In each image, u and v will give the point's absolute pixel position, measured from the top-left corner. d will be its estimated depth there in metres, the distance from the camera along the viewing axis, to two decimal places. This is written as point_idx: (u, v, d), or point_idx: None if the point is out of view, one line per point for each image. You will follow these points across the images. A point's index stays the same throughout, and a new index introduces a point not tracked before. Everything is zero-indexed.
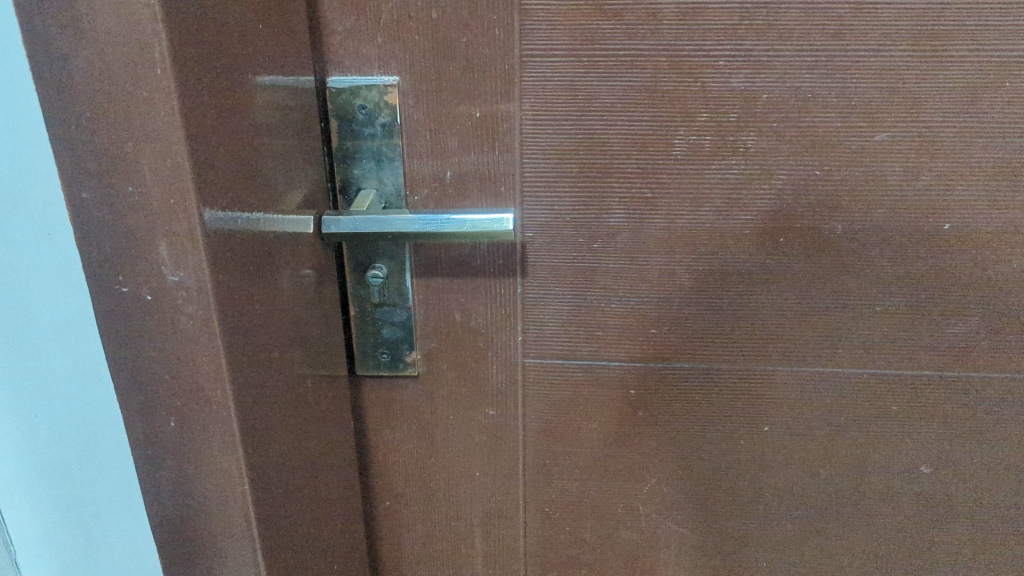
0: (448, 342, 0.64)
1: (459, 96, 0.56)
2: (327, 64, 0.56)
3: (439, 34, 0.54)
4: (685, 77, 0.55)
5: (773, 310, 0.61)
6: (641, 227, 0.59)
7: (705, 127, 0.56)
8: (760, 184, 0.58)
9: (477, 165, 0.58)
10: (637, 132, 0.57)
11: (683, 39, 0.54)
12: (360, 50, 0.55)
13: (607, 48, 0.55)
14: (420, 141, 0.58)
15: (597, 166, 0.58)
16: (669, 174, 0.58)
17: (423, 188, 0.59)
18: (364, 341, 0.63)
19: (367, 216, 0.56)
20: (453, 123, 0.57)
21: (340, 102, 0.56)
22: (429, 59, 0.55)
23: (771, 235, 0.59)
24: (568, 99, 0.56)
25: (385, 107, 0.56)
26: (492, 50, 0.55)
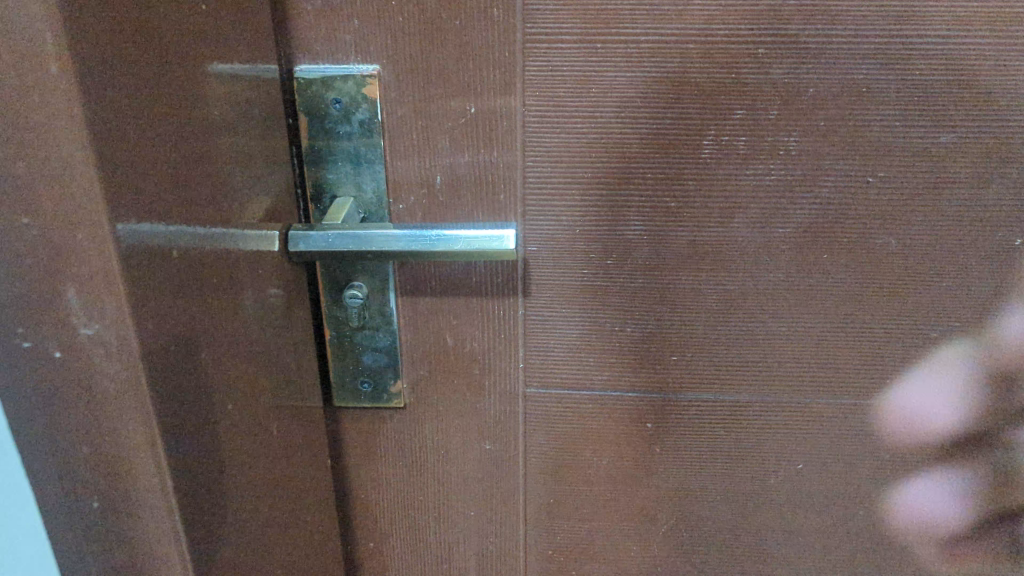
0: (438, 369, 0.55)
1: (450, 87, 0.48)
2: (295, 51, 0.47)
3: (426, 15, 0.46)
4: (718, 68, 0.47)
5: (812, 336, 0.53)
6: (662, 240, 0.51)
7: (739, 125, 0.48)
8: (802, 193, 0.49)
9: (473, 168, 0.50)
10: (659, 132, 0.48)
11: (716, 21, 0.45)
12: (334, 33, 0.47)
13: (626, 31, 0.46)
14: (406, 141, 0.49)
15: (612, 170, 0.49)
16: (695, 180, 0.49)
17: (410, 195, 0.51)
18: (342, 368, 0.55)
19: (343, 232, 0.47)
20: (443, 119, 0.48)
21: (311, 95, 0.48)
22: (414, 44, 0.47)
23: (812, 250, 0.51)
24: (580, 91, 0.48)
25: (364, 100, 0.48)
26: (490, 33, 0.46)
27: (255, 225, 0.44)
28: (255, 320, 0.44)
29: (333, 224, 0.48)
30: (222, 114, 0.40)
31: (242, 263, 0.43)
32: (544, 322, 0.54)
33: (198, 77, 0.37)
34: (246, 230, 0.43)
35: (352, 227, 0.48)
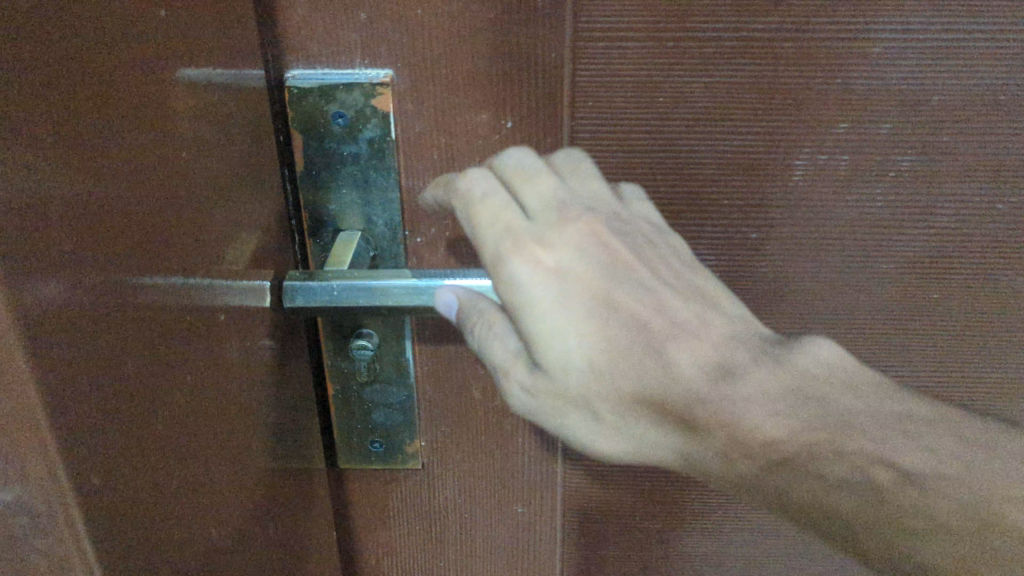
0: (464, 426, 0.47)
1: (482, 97, 0.38)
2: (286, 52, 0.37)
3: (455, 7, 0.36)
4: (818, 71, 0.38)
5: (904, 375, 0.47)
6: (736, 276, 0.43)
7: (840, 141, 0.39)
8: (909, 220, 0.41)
9: None
10: (739, 150, 0.40)
11: (821, 14, 0.36)
12: (335, 30, 0.37)
13: (706, 25, 0.37)
14: (426, 162, 0.40)
15: (680, 195, 0.41)
16: (781, 207, 0.41)
17: (431, 227, 0.41)
18: (349, 428, 0.46)
19: (350, 282, 0.38)
20: (474, 136, 0.39)
21: (306, 108, 0.38)
22: (440, 44, 0.37)
23: (913, 285, 0.43)
24: (644, 100, 0.39)
25: (372, 114, 0.38)
26: (534, 29, 0.36)
27: (243, 280, 0.35)
28: (247, 399, 0.35)
29: (337, 269, 0.38)
30: (195, 150, 0.30)
31: (225, 336, 0.33)
32: None
33: (160, 107, 0.27)
34: (230, 291, 0.34)
35: (360, 275, 0.38)
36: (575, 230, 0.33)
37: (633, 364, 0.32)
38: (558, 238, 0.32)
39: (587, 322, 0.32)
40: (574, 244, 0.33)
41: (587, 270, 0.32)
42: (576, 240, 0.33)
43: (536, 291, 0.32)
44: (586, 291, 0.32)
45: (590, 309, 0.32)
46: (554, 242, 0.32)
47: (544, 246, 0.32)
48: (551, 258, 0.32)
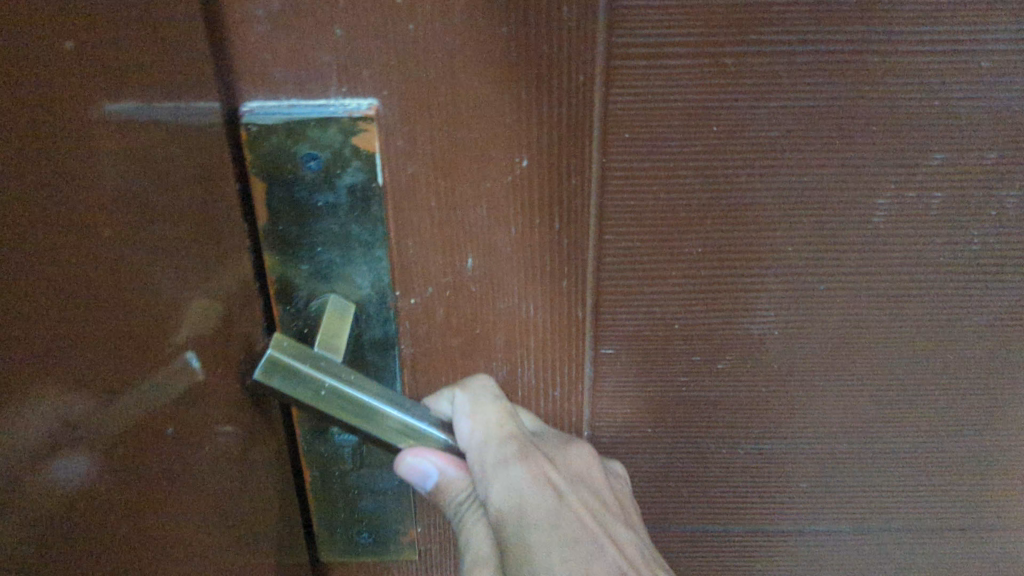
0: None
1: (491, 129, 0.30)
2: (241, 78, 0.29)
3: (458, 19, 0.28)
4: (911, 90, 0.30)
5: (993, 451, 0.39)
6: (796, 336, 0.36)
7: (934, 176, 0.32)
8: (1006, 266, 0.34)
9: (521, 244, 0.33)
10: (808, 187, 0.32)
11: (920, 20, 0.29)
12: (304, 50, 0.29)
13: (775, 36, 0.29)
14: (422, 210, 0.32)
15: (735, 244, 0.33)
16: (855, 254, 0.34)
17: (427, 285, 0.34)
18: (333, 517, 0.38)
19: (353, 401, 0.30)
20: (482, 177, 0.31)
21: (270, 150, 0.30)
22: (439, 65, 0.29)
23: (1010, 343, 0.36)
24: (692, 130, 0.31)
25: (354, 156, 0.30)
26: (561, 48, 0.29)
27: (198, 376, 0.27)
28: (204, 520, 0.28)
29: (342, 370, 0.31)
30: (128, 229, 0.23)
31: (177, 456, 0.26)
32: (619, 445, 0.38)
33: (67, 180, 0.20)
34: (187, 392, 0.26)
35: (368, 390, 0.31)
36: (581, 455, 0.34)
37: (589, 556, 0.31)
38: (569, 462, 0.34)
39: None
40: (580, 472, 0.34)
41: (589, 491, 0.33)
42: (580, 465, 0.34)
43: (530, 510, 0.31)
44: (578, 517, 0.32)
45: (584, 542, 0.31)
46: (564, 467, 0.33)
47: (556, 470, 0.33)
48: (558, 481, 0.32)
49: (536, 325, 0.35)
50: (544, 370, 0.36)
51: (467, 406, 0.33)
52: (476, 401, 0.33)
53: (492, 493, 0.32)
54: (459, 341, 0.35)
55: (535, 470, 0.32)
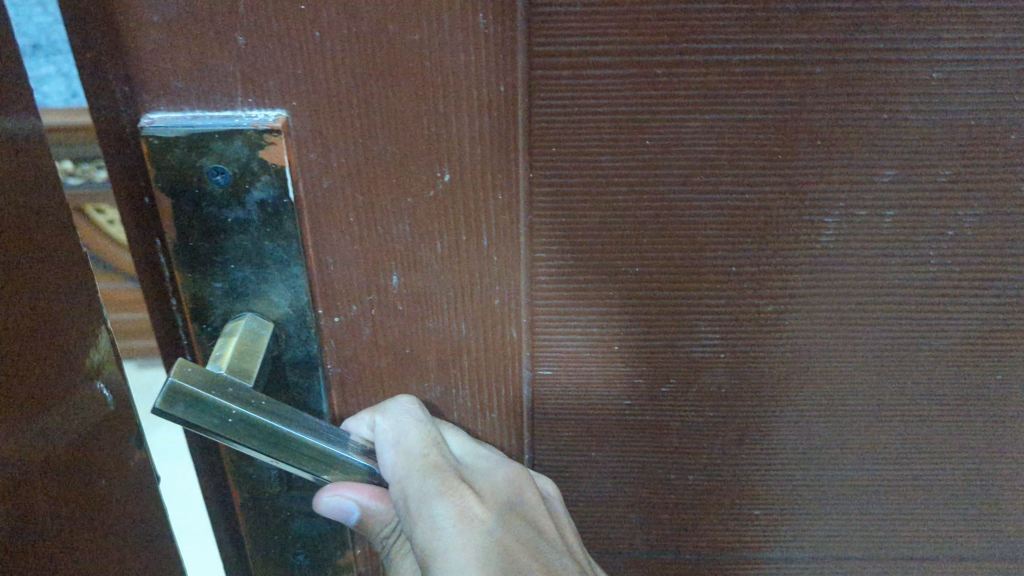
0: None
1: (410, 143, 0.29)
2: (140, 88, 0.27)
3: (369, 29, 0.27)
4: (858, 101, 0.29)
5: (957, 478, 0.37)
6: (742, 357, 0.34)
7: (885, 194, 0.30)
8: (967, 289, 0.32)
9: (448, 262, 0.31)
10: (750, 202, 0.30)
11: (864, 27, 0.27)
12: (206, 59, 0.27)
13: (706, 44, 0.28)
14: (340, 226, 0.30)
15: (673, 261, 0.32)
16: (801, 274, 0.32)
17: (352, 303, 0.32)
18: (266, 540, 0.37)
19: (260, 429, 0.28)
20: (403, 193, 0.30)
21: (172, 163, 0.28)
22: (352, 77, 0.27)
23: (972, 369, 0.34)
24: (622, 144, 0.29)
25: (261, 169, 0.28)
26: (480, 59, 0.27)
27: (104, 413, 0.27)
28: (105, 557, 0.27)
29: (249, 394, 0.29)
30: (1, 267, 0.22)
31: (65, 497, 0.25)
32: (562, 466, 0.37)
33: None
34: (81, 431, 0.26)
35: (279, 417, 0.29)
36: (513, 479, 0.32)
37: None
38: (499, 488, 0.32)
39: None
40: (512, 499, 0.32)
41: (521, 520, 0.31)
42: (510, 492, 0.32)
43: (455, 543, 0.29)
44: (511, 547, 0.30)
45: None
46: (495, 494, 0.32)
47: (484, 499, 0.31)
48: (487, 513, 0.31)
49: (468, 346, 0.33)
50: (480, 391, 0.34)
51: (389, 435, 0.31)
52: (398, 428, 0.32)
53: (417, 530, 0.30)
54: (388, 361, 0.33)
55: (460, 502, 0.30)
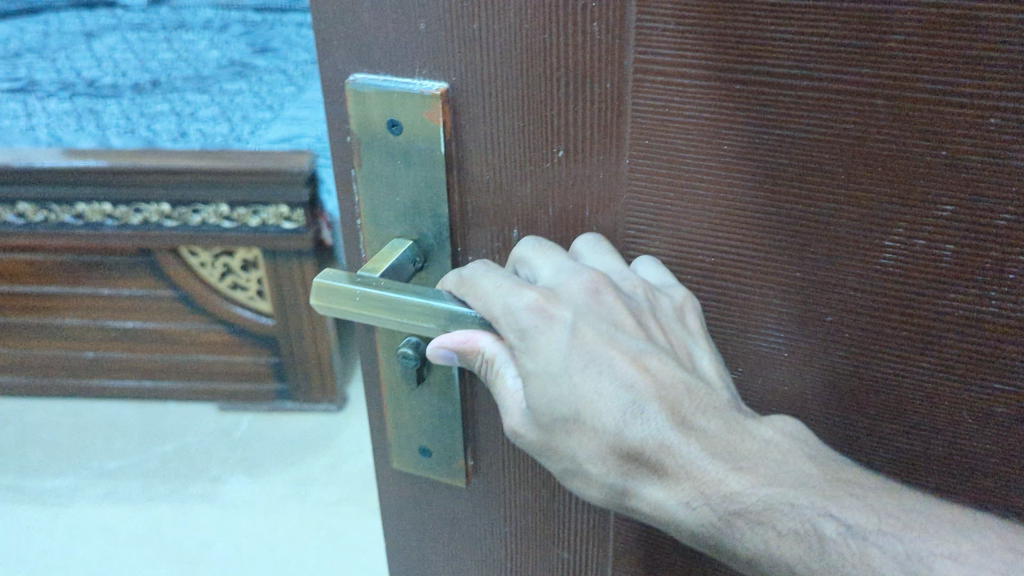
0: (514, 471, 0.46)
1: (535, 120, 0.39)
2: (353, 60, 0.40)
3: (511, 29, 0.38)
4: (917, 136, 0.35)
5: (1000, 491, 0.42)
6: (797, 347, 0.42)
7: (944, 227, 0.36)
8: (1013, 305, 0.37)
9: (557, 217, 0.42)
10: (814, 215, 0.38)
11: (923, 69, 0.33)
12: (396, 43, 0.39)
13: (780, 68, 0.35)
14: (480, 178, 0.42)
15: (745, 257, 0.41)
16: (857, 282, 0.39)
17: (482, 242, 0.43)
18: (398, 430, 0.46)
19: (367, 309, 0.39)
20: (528, 160, 0.41)
21: (368, 114, 0.41)
22: (495, 63, 0.39)
23: (1016, 380, 0.39)
24: (713, 115, 0.37)
25: (425, 125, 0.40)
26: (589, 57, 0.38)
27: None
28: None
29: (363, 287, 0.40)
30: None
31: None
32: None
33: None
34: None
35: (395, 291, 0.39)
36: (586, 282, 0.38)
37: (603, 369, 0.36)
38: (571, 292, 0.38)
39: (576, 422, 0.37)
40: (584, 299, 0.38)
41: (595, 315, 0.37)
42: (586, 296, 0.38)
43: (540, 341, 0.37)
44: (585, 339, 0.37)
45: (596, 359, 0.36)
46: (567, 299, 0.38)
47: (557, 302, 0.38)
48: (559, 314, 0.37)
49: None
50: None
51: (472, 284, 0.39)
52: (476, 277, 0.39)
53: (511, 341, 0.38)
54: None
55: (535, 308, 0.37)
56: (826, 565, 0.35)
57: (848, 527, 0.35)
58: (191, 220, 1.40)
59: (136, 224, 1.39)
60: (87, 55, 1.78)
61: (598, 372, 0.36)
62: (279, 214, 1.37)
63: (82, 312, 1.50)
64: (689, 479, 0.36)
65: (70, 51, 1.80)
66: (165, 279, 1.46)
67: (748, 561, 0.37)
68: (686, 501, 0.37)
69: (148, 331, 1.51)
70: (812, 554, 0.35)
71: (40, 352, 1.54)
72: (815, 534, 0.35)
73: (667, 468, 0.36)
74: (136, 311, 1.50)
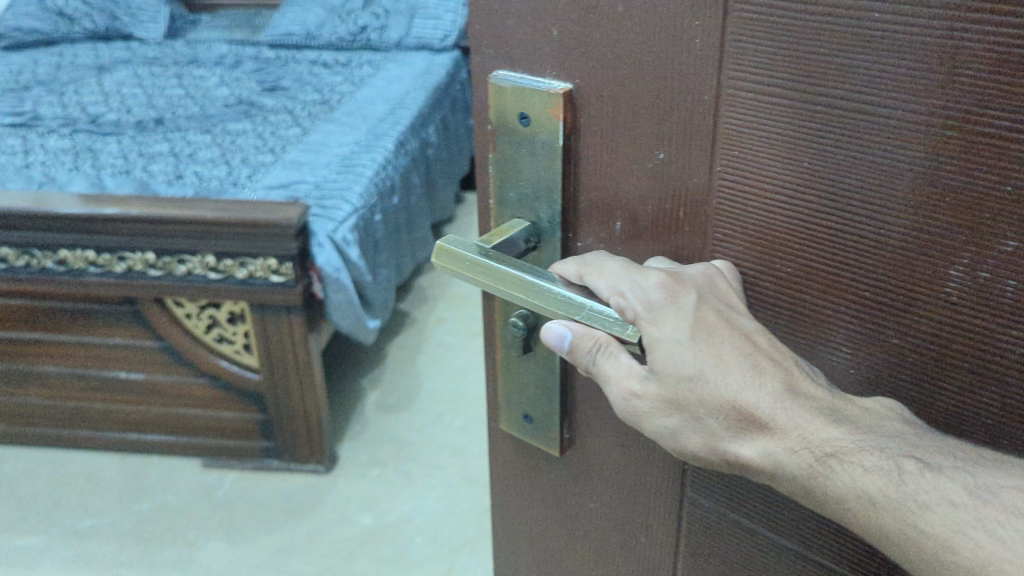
0: (609, 425, 0.51)
1: (643, 123, 0.45)
2: (499, 59, 0.48)
3: (628, 41, 0.43)
4: (986, 167, 0.36)
5: None
6: (866, 366, 0.44)
7: (1010, 262, 0.37)
8: None
9: (659, 212, 0.47)
10: (880, 237, 0.41)
11: (994, 103, 0.35)
12: (532, 46, 0.47)
13: (855, 92, 0.38)
14: (593, 170, 0.48)
15: (816, 268, 0.43)
16: (922, 308, 0.41)
17: (590, 231, 0.50)
18: (508, 385, 0.54)
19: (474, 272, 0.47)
20: (635, 160, 0.46)
21: (506, 103, 0.48)
22: (609, 70, 0.45)
23: None
24: (798, 131, 0.41)
25: (548, 118, 0.47)
26: (685, 69, 0.43)
27: None
28: None
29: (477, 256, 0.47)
30: None
31: None
32: None
33: None
34: None
35: (500, 260, 0.47)
36: (704, 271, 0.46)
37: (721, 343, 0.44)
38: (691, 278, 0.45)
39: (699, 381, 0.44)
40: (703, 283, 0.45)
41: (716, 299, 0.44)
42: (704, 281, 0.45)
43: (666, 317, 0.44)
44: (706, 317, 0.44)
45: (716, 334, 0.44)
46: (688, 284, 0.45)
47: (681, 286, 0.45)
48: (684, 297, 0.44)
49: None
50: None
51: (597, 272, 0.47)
52: (602, 265, 0.47)
53: (637, 318, 0.45)
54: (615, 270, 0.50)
55: (659, 288, 0.45)
56: (905, 494, 0.39)
57: (925, 463, 0.39)
58: (178, 270, 1.38)
59: (113, 274, 1.37)
60: (93, 92, 1.82)
61: (713, 342, 0.44)
62: (267, 266, 1.35)
63: (70, 360, 1.48)
64: (794, 430, 0.42)
65: (76, 88, 1.85)
66: (152, 332, 1.45)
67: (831, 501, 0.41)
68: (791, 447, 0.42)
69: (133, 388, 1.50)
70: (891, 485, 0.40)
71: (27, 398, 1.52)
72: (897, 471, 0.40)
73: (770, 417, 0.42)
74: (124, 362, 1.48)
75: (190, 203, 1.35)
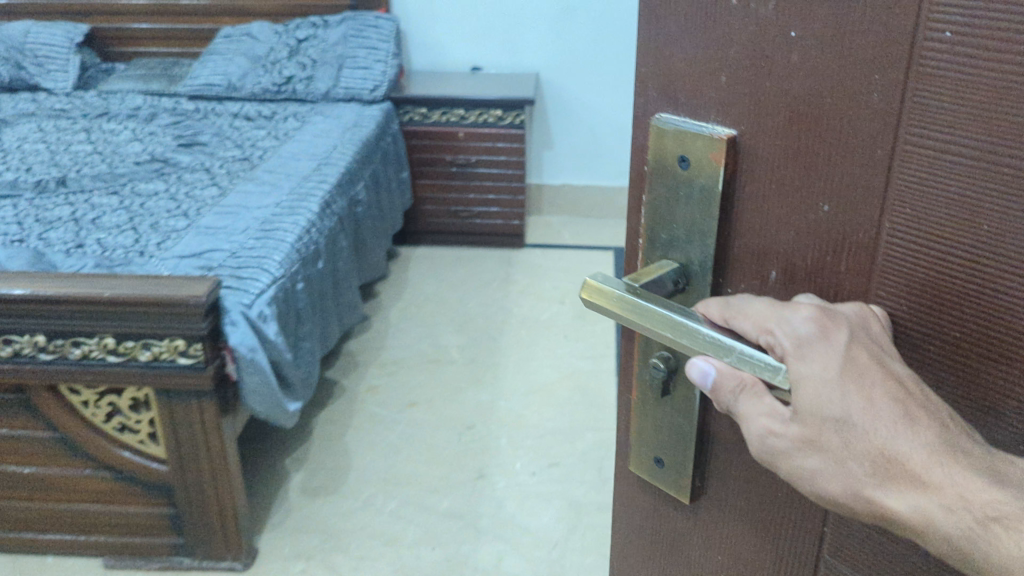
0: (760, 490, 0.45)
1: (806, 170, 0.39)
2: (662, 102, 0.43)
3: (796, 84, 0.38)
4: None
5: None
6: None
7: None
8: None
9: (817, 265, 0.40)
10: None
11: None
12: (695, 86, 0.41)
13: None
14: (750, 219, 0.42)
15: (991, 336, 0.35)
16: None
17: (740, 278, 0.44)
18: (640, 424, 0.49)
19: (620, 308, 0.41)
20: (796, 207, 0.40)
21: (665, 147, 0.43)
22: (771, 113, 0.39)
23: None
24: (979, 179, 0.33)
25: (708, 165, 0.42)
26: (846, 100, 0.36)
27: None
28: None
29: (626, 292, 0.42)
30: None
31: None
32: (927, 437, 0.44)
33: None
34: None
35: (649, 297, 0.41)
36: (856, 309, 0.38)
37: (869, 386, 0.35)
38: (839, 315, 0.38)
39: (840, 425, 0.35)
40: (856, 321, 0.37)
41: (869, 340, 0.37)
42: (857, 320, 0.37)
43: (814, 355, 0.37)
44: (859, 356, 0.36)
45: (866, 377, 0.35)
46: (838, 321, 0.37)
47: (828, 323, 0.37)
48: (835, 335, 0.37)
49: None
50: None
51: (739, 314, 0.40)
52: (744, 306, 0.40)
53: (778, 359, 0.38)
54: None
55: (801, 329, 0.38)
56: None
57: None
58: (71, 355, 1.22)
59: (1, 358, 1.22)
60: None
61: (860, 387, 0.35)
62: (171, 347, 1.20)
63: None
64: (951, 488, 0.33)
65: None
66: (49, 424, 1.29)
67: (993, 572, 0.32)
68: (946, 505, 0.33)
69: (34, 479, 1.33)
70: None
71: None
72: None
73: (924, 472, 0.33)
74: (24, 455, 1.32)
75: (106, 280, 1.21)
